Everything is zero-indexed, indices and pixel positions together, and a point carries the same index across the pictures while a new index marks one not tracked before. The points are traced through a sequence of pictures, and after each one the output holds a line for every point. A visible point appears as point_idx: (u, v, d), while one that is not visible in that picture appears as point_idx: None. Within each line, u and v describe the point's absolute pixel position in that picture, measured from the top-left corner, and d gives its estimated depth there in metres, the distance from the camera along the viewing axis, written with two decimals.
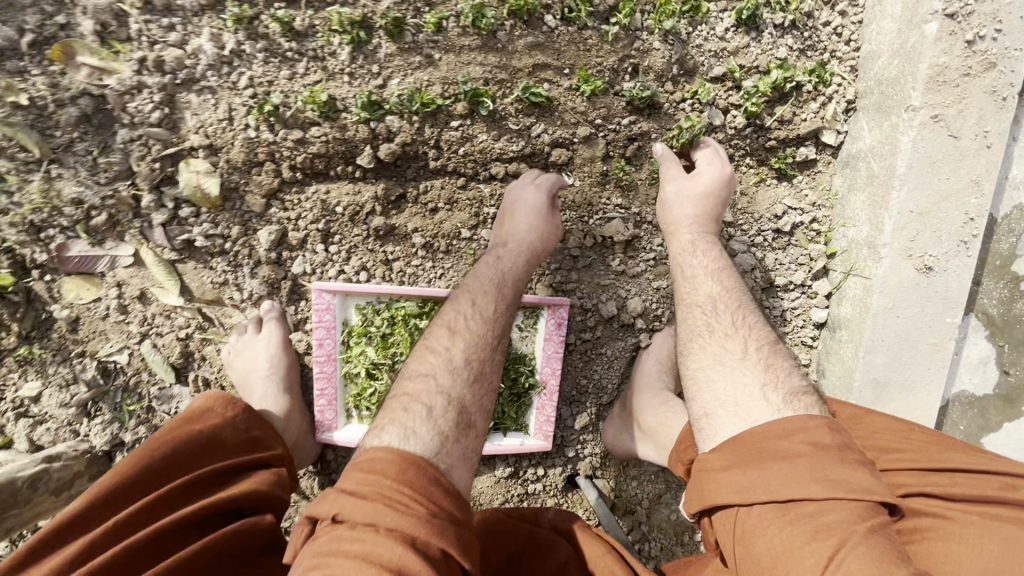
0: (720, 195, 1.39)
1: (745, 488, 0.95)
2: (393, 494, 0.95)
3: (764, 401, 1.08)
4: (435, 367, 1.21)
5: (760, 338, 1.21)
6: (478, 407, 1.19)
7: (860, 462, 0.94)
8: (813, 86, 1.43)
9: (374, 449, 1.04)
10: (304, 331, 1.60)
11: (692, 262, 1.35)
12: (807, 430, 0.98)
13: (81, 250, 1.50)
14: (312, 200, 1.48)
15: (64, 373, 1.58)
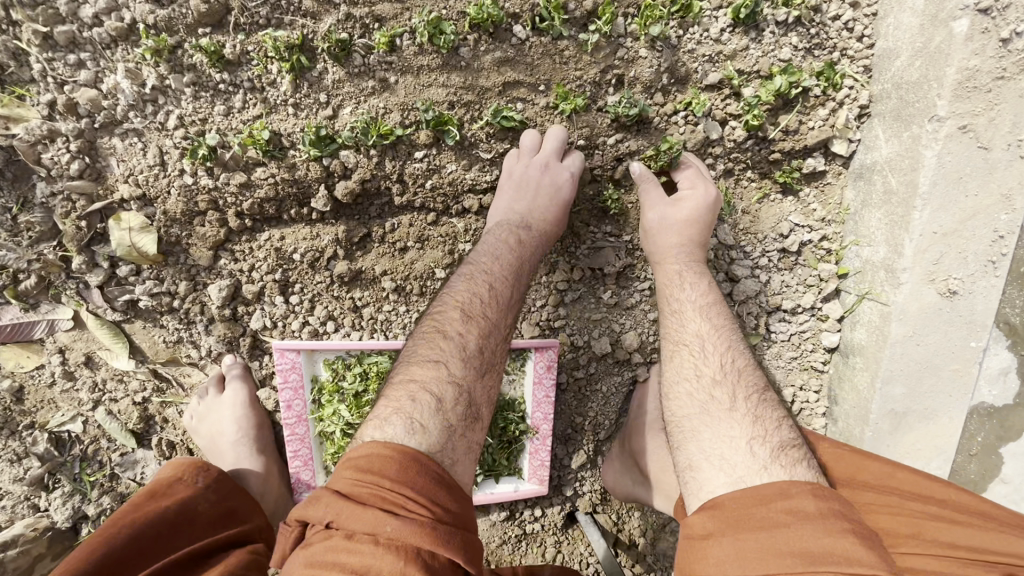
0: (708, 220, 1.24)
1: (741, 554, 0.82)
2: (388, 497, 0.83)
3: (749, 457, 0.96)
4: (421, 399, 0.98)
5: (749, 384, 1.08)
6: (467, 448, 0.99)
7: (863, 536, 0.81)
8: (822, 90, 1.26)
9: (368, 443, 0.92)
10: (271, 386, 1.45)
11: (675, 293, 1.22)
12: (802, 495, 0.86)
13: (13, 318, 1.34)
14: (265, 248, 1.32)
15: (13, 447, 1.44)
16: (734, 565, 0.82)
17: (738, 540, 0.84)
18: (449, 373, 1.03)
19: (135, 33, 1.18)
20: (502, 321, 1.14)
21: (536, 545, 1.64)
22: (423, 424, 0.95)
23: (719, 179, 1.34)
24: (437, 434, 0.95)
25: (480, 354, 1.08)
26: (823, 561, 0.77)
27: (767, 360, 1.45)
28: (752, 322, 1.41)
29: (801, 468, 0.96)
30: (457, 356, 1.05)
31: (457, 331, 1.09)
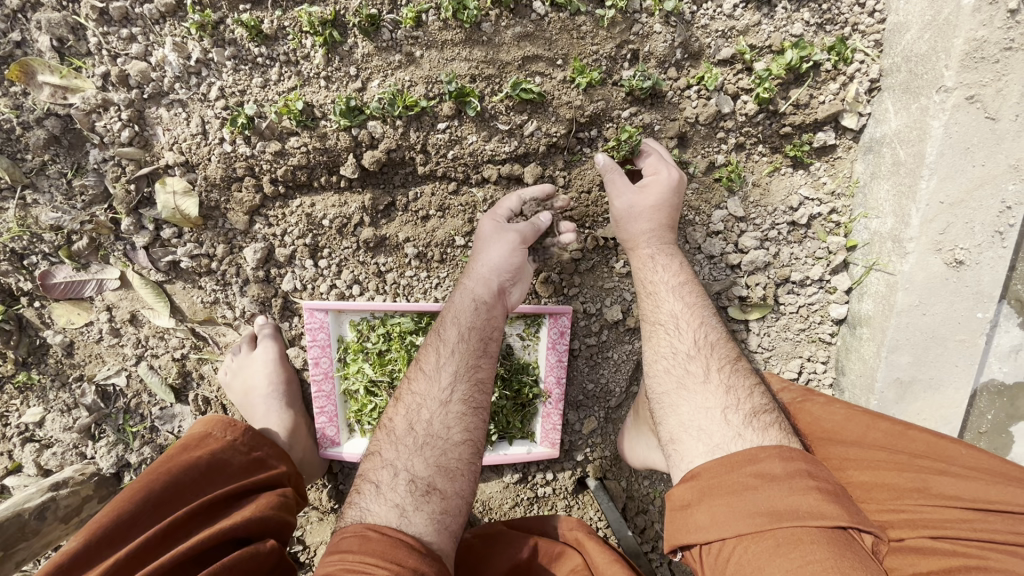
0: (676, 202, 1.27)
1: (717, 519, 0.88)
2: (352, 565, 0.92)
3: (723, 425, 1.01)
4: (365, 489, 1.09)
5: (720, 356, 1.13)
6: (427, 519, 1.03)
7: (831, 491, 0.87)
8: (833, 65, 1.30)
9: (338, 533, 1.02)
10: (301, 346, 1.54)
11: (647, 275, 1.26)
12: (767, 459, 0.92)
13: (66, 276, 1.45)
14: (297, 214, 1.41)
15: (63, 398, 1.56)
16: (711, 531, 0.88)
17: (713, 509, 0.90)
18: (384, 461, 1.12)
19: (182, 9, 1.27)
20: (429, 395, 1.17)
21: (547, 508, 1.71)
22: (373, 506, 1.05)
23: (729, 152, 1.39)
24: (384, 514, 1.03)
25: (411, 433, 1.14)
26: (790, 518, 0.83)
27: (774, 330, 1.49)
28: (760, 294, 1.45)
29: (772, 431, 1.00)
30: (388, 443, 1.15)
31: (388, 418, 1.20)
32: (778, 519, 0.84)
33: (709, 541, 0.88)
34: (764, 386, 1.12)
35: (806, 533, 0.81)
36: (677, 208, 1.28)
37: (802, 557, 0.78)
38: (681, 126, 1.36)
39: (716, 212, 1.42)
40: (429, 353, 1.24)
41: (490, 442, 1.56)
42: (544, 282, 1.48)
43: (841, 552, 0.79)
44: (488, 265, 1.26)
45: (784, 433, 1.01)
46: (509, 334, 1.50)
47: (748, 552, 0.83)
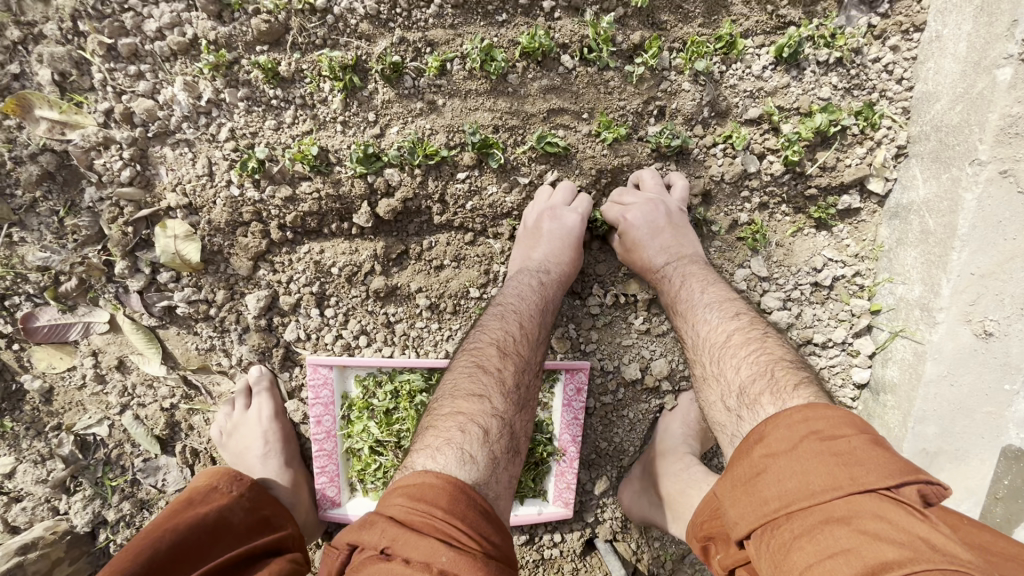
0: (658, 215, 1.24)
1: (739, 514, 0.81)
2: (445, 527, 0.81)
3: (726, 415, 1.00)
4: (470, 430, 0.98)
5: (714, 340, 1.09)
6: (508, 480, 0.98)
7: (847, 449, 0.75)
8: (861, 130, 1.29)
9: (421, 473, 0.90)
10: (300, 398, 1.44)
11: (664, 287, 1.24)
12: (775, 431, 0.84)
13: (50, 319, 1.35)
14: (304, 261, 1.33)
15: (37, 448, 1.45)
16: (744, 527, 0.80)
17: (738, 501, 0.82)
18: (491, 407, 1.03)
19: (194, 48, 1.21)
20: (528, 361, 1.14)
21: (553, 571, 1.62)
22: (473, 455, 0.95)
23: (753, 212, 1.38)
24: (484, 467, 0.94)
25: (517, 391, 1.08)
26: (815, 498, 0.73)
27: None
28: None
29: (762, 403, 0.92)
30: (498, 391, 1.06)
31: (494, 366, 1.10)
32: (802, 507, 0.74)
33: (749, 532, 0.79)
34: (767, 351, 1.02)
35: (833, 516, 0.71)
36: (661, 232, 1.24)
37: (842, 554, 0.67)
38: (706, 184, 1.34)
39: (739, 271, 1.39)
40: (532, 317, 1.19)
41: None
42: (561, 337, 1.42)
43: (873, 532, 0.68)
44: (577, 263, 1.30)
45: (778, 397, 0.91)
46: None
47: (778, 547, 0.74)
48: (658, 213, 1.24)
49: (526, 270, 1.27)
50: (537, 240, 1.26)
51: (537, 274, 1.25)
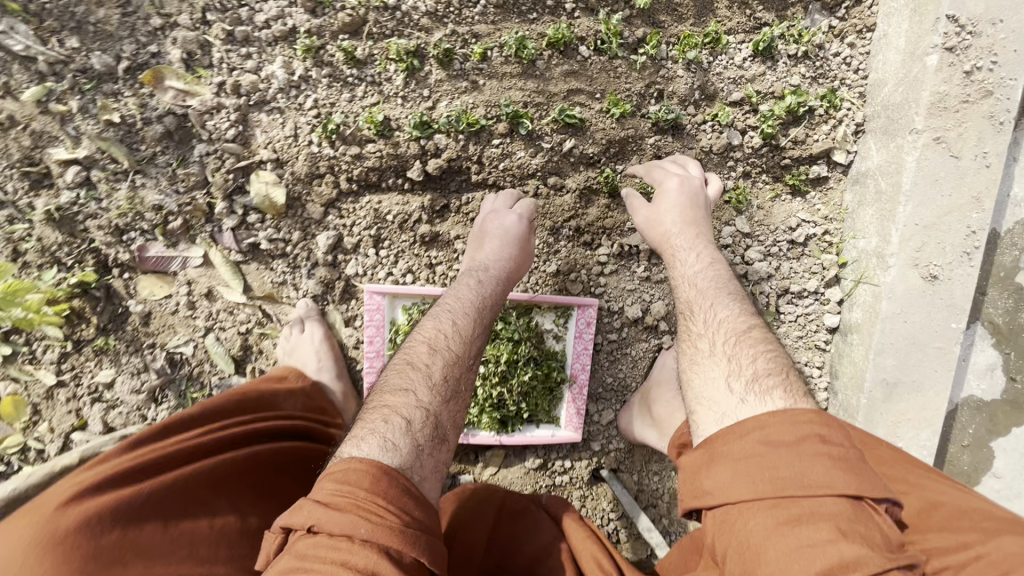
0: (690, 196, 1.47)
1: (725, 485, 0.95)
2: (365, 504, 0.95)
3: (726, 393, 1.10)
4: (392, 420, 1.13)
5: (729, 330, 1.21)
6: (435, 466, 1.11)
7: (844, 457, 0.91)
8: (825, 111, 1.56)
9: (347, 459, 1.04)
10: (354, 327, 1.73)
11: (675, 274, 1.39)
12: (775, 425, 0.97)
13: (158, 251, 1.66)
14: (365, 209, 1.63)
15: (134, 362, 1.75)
16: (726, 495, 0.94)
17: (729, 467, 0.96)
18: (416, 401, 1.18)
19: (293, 36, 1.55)
20: (462, 355, 1.30)
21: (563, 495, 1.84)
22: (394, 441, 1.09)
23: (738, 179, 1.65)
24: (406, 451, 1.08)
25: (445, 384, 1.24)
26: (801, 488, 0.88)
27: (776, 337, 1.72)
28: (764, 301, 1.68)
29: (775, 392, 1.05)
30: (424, 384, 1.21)
31: (423, 362, 1.26)
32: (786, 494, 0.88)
33: (721, 506, 0.94)
34: (777, 351, 1.16)
35: (820, 510, 0.85)
36: (686, 209, 1.44)
37: (804, 539, 0.83)
38: (697, 154, 1.62)
39: (726, 228, 1.66)
40: (465, 316, 1.36)
41: (519, 422, 1.71)
42: (574, 280, 1.69)
43: (850, 529, 0.83)
44: (518, 261, 1.51)
45: (790, 394, 1.05)
46: (542, 322, 1.67)
47: (748, 525, 0.89)
48: (694, 193, 1.48)
49: (476, 286, 1.43)
50: (486, 239, 1.51)
51: (476, 286, 1.43)
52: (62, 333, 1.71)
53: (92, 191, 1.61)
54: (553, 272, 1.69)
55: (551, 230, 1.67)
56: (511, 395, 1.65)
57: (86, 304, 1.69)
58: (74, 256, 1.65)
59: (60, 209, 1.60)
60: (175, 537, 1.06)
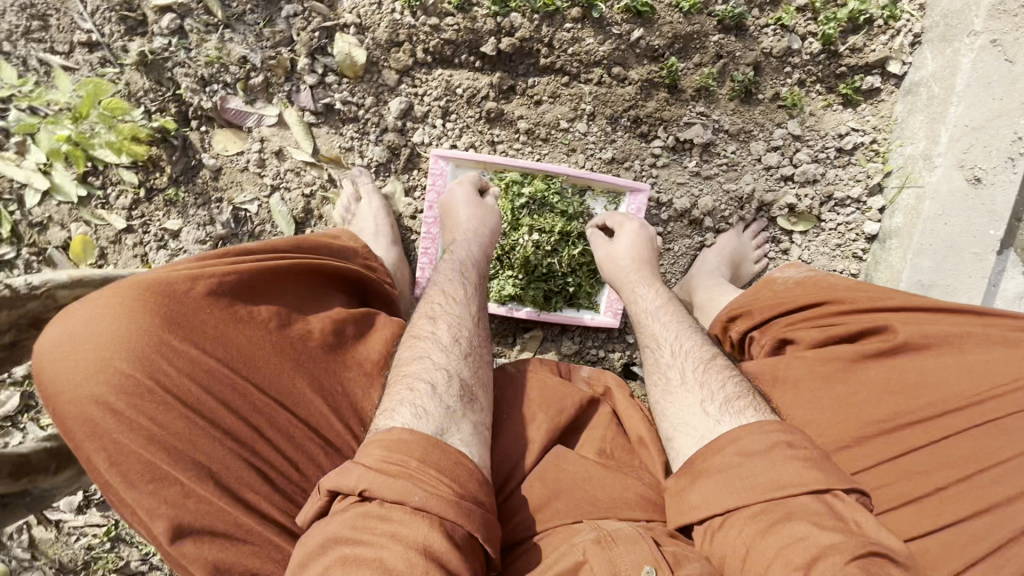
0: (647, 244, 1.58)
1: (711, 497, 1.00)
2: (417, 474, 0.93)
3: (700, 418, 1.13)
4: (418, 388, 1.11)
5: (696, 359, 1.27)
6: (476, 431, 1.08)
7: (814, 459, 0.98)
8: (885, 21, 1.64)
9: (394, 429, 1.01)
10: (413, 198, 1.82)
11: (635, 309, 1.48)
12: (748, 436, 1.03)
13: (237, 105, 1.75)
14: (437, 80, 1.72)
15: (201, 214, 1.81)
16: (718, 499, 0.99)
17: (709, 495, 1.01)
18: (435, 364, 1.16)
19: None
20: (465, 314, 1.31)
21: None
22: (425, 409, 1.07)
23: (793, 85, 1.72)
24: (438, 415, 1.06)
25: (457, 343, 1.23)
26: (780, 493, 0.94)
27: (815, 244, 1.80)
28: (807, 204, 1.76)
29: (750, 411, 1.10)
30: (438, 347, 1.20)
31: (428, 330, 1.25)
32: (768, 517, 0.93)
33: (709, 519, 1.00)
34: (741, 376, 1.22)
35: (798, 510, 0.92)
36: (639, 257, 1.55)
37: (790, 535, 0.89)
38: (757, 56, 1.69)
39: (777, 130, 1.74)
40: (455, 286, 1.38)
41: (561, 302, 1.78)
42: (627, 170, 1.77)
43: (826, 518, 0.90)
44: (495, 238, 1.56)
45: (760, 412, 1.10)
46: (593, 206, 1.74)
47: (733, 532, 0.96)
48: (646, 235, 1.59)
49: (460, 266, 1.43)
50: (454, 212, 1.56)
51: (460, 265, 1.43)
52: (136, 178, 1.78)
53: (183, 40, 1.71)
54: (608, 160, 1.77)
55: (610, 120, 1.75)
56: (560, 269, 1.72)
57: (164, 152, 1.77)
58: (157, 102, 1.73)
59: (152, 54, 1.70)
60: (219, 394, 1.02)
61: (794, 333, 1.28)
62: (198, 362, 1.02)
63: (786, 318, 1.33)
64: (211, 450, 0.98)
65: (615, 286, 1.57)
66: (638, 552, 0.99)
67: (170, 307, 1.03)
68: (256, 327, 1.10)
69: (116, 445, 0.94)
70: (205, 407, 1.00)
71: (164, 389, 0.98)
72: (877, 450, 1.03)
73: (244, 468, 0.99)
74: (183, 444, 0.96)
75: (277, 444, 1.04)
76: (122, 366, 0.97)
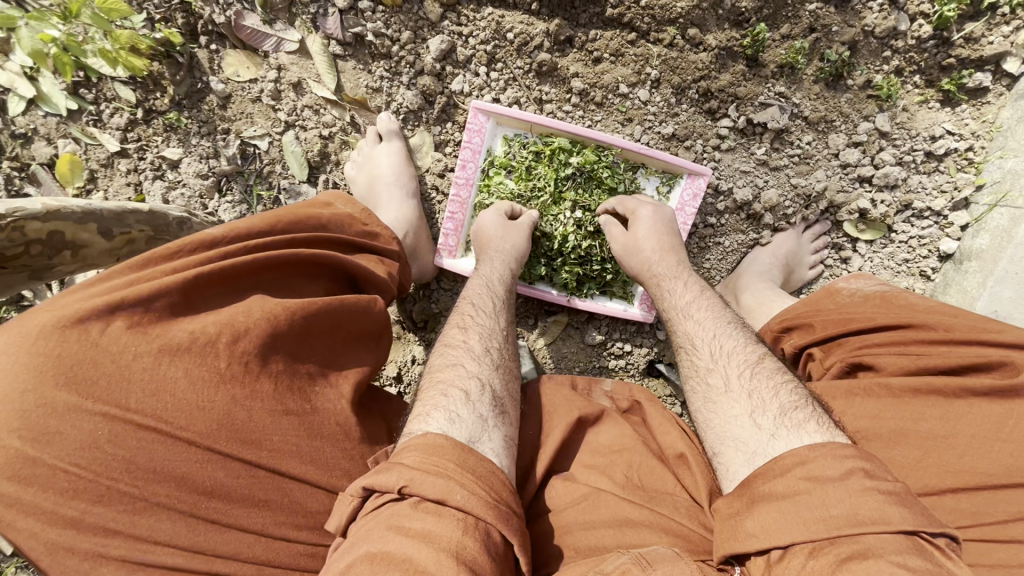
0: (667, 225, 1.41)
1: (771, 526, 0.82)
2: (457, 473, 0.82)
3: (754, 432, 0.98)
4: (451, 394, 1.01)
5: (740, 361, 1.12)
6: (508, 439, 0.98)
7: (894, 492, 0.79)
8: (1010, 9, 1.41)
9: (432, 432, 0.89)
10: (443, 154, 1.64)
11: (664, 305, 1.33)
12: (819, 458, 0.85)
13: (254, 24, 1.52)
14: (486, 20, 1.50)
15: (205, 145, 1.61)
16: (778, 527, 0.81)
17: (768, 520, 0.84)
18: (468, 372, 1.07)
19: None
20: (495, 328, 1.21)
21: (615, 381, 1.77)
22: (458, 414, 0.96)
23: (889, 73, 1.50)
24: (472, 422, 0.95)
25: (488, 354, 1.14)
26: (852, 525, 0.76)
27: (879, 256, 1.63)
28: (882, 211, 1.57)
29: (810, 426, 0.94)
30: (469, 357, 1.11)
31: (458, 340, 1.16)
32: (843, 555, 0.75)
33: (769, 549, 0.82)
34: (798, 383, 1.06)
35: (879, 551, 0.73)
36: (666, 252, 1.37)
37: (869, 574, 0.71)
38: (856, 34, 1.46)
39: (863, 124, 1.53)
40: (484, 297, 1.27)
41: (594, 289, 1.62)
42: (687, 149, 1.57)
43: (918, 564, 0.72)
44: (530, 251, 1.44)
45: (825, 428, 0.94)
46: (644, 186, 1.56)
47: (797, 567, 0.77)
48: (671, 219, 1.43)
49: (487, 280, 1.33)
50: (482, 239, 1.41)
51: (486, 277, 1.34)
52: (134, 96, 1.57)
53: None
54: (667, 136, 1.57)
55: (675, 90, 1.54)
56: (599, 255, 1.55)
57: (166, 68, 1.54)
58: (163, 10, 1.51)
59: None
60: (156, 466, 0.83)
61: (875, 358, 1.09)
62: (118, 426, 0.82)
63: (857, 338, 1.16)
64: (160, 522, 0.83)
65: (639, 279, 1.41)
66: (678, 572, 0.85)
67: (72, 360, 0.81)
68: (193, 362, 0.88)
69: (40, 536, 0.79)
70: (137, 475, 0.82)
71: (81, 466, 0.80)
72: (986, 505, 0.90)
73: (209, 534, 0.85)
74: (121, 525, 0.81)
75: (244, 496, 0.89)
76: (19, 446, 0.78)
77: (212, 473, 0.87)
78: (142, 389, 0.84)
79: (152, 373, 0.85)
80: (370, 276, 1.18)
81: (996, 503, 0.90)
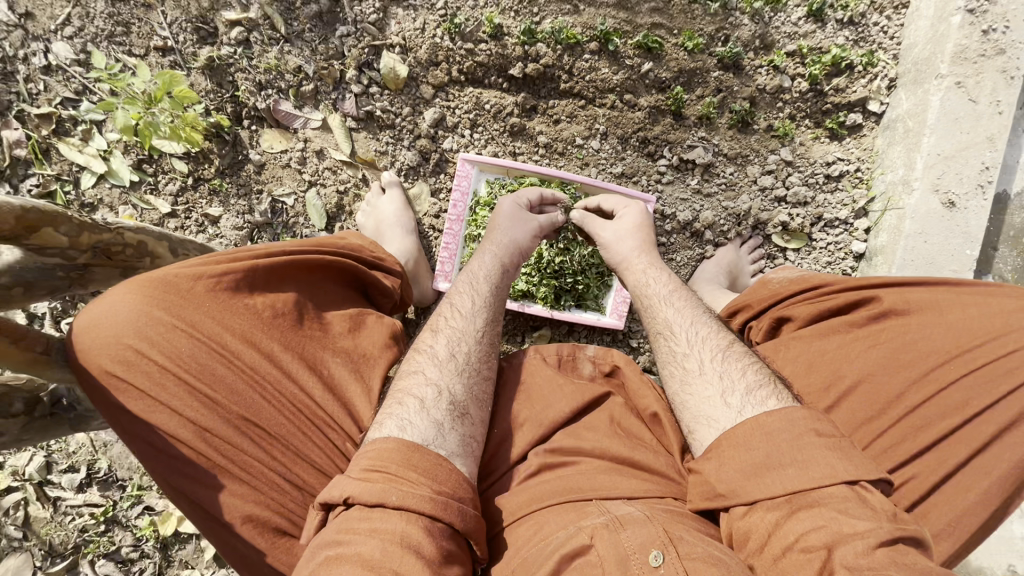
0: (648, 229, 1.63)
1: (744, 488, 0.97)
2: (395, 476, 0.96)
3: (724, 410, 1.10)
4: (406, 403, 1.12)
5: (713, 347, 1.26)
6: (463, 441, 1.10)
7: (836, 444, 0.95)
8: (864, 67, 1.86)
9: (384, 438, 1.04)
10: (438, 199, 2.01)
11: (645, 294, 1.47)
12: (776, 423, 1.00)
13: (287, 108, 1.94)
14: (468, 96, 1.94)
15: (241, 204, 1.97)
16: (749, 488, 0.96)
17: (741, 482, 0.98)
18: (427, 379, 1.18)
19: None
20: (467, 329, 1.30)
21: None
22: (410, 421, 1.08)
23: (785, 118, 1.92)
24: (424, 426, 1.07)
25: (453, 359, 1.23)
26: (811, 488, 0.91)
27: (807, 261, 1.95)
28: (799, 223, 1.92)
29: (772, 400, 1.08)
30: (431, 364, 1.21)
31: (427, 344, 1.27)
32: (795, 509, 0.90)
33: (733, 505, 0.98)
34: (760, 364, 1.21)
35: (824, 502, 0.89)
36: (643, 249, 1.58)
37: (815, 522, 0.87)
38: (753, 91, 1.90)
39: (771, 156, 1.92)
40: (481, 291, 1.41)
41: (570, 302, 1.90)
42: (635, 184, 1.96)
43: (857, 508, 0.88)
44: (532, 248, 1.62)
45: (783, 400, 1.08)
46: None
47: (759, 518, 0.93)
48: (647, 220, 1.65)
49: (482, 270, 1.48)
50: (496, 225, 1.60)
51: (473, 275, 1.46)
52: (187, 167, 1.94)
53: (247, 49, 1.91)
54: (618, 174, 1.96)
55: (620, 141, 1.95)
56: (572, 268, 1.86)
57: (215, 145, 1.94)
58: (216, 102, 1.92)
59: (218, 60, 1.90)
60: (220, 378, 1.06)
61: (790, 311, 1.40)
62: (197, 345, 1.06)
63: (777, 301, 1.46)
64: (216, 420, 1.03)
65: (619, 268, 1.60)
66: (646, 534, 0.98)
67: (174, 293, 1.09)
68: (254, 311, 1.14)
69: (133, 416, 1.01)
70: (204, 384, 1.04)
71: (169, 367, 1.03)
72: (888, 413, 1.13)
73: (244, 438, 1.04)
74: (191, 414, 1.02)
75: (278, 420, 1.08)
76: (131, 343, 1.03)
77: (252, 396, 1.07)
78: (217, 322, 1.10)
79: (226, 313, 1.11)
80: (380, 286, 1.43)
81: (889, 412, 1.13)
